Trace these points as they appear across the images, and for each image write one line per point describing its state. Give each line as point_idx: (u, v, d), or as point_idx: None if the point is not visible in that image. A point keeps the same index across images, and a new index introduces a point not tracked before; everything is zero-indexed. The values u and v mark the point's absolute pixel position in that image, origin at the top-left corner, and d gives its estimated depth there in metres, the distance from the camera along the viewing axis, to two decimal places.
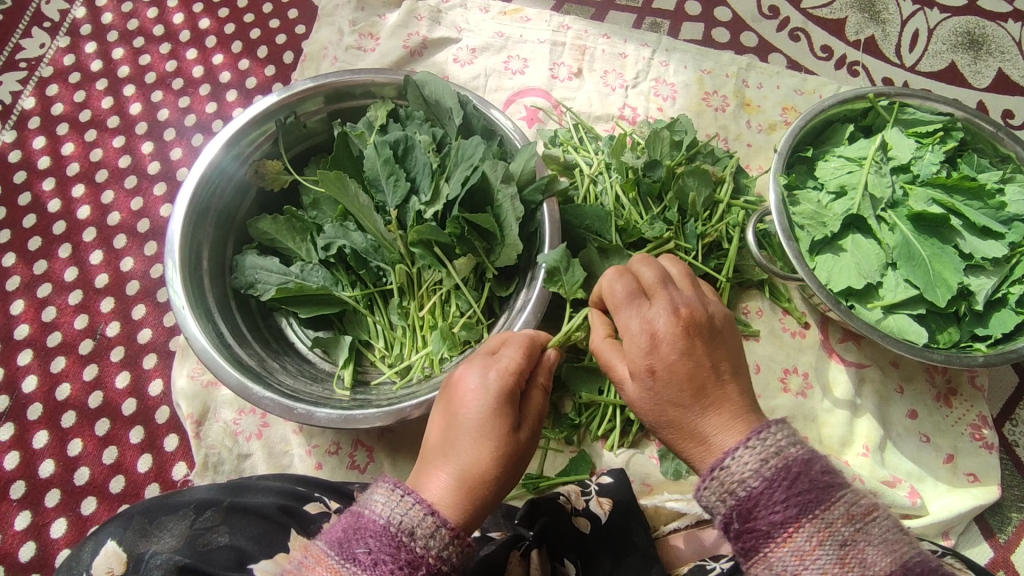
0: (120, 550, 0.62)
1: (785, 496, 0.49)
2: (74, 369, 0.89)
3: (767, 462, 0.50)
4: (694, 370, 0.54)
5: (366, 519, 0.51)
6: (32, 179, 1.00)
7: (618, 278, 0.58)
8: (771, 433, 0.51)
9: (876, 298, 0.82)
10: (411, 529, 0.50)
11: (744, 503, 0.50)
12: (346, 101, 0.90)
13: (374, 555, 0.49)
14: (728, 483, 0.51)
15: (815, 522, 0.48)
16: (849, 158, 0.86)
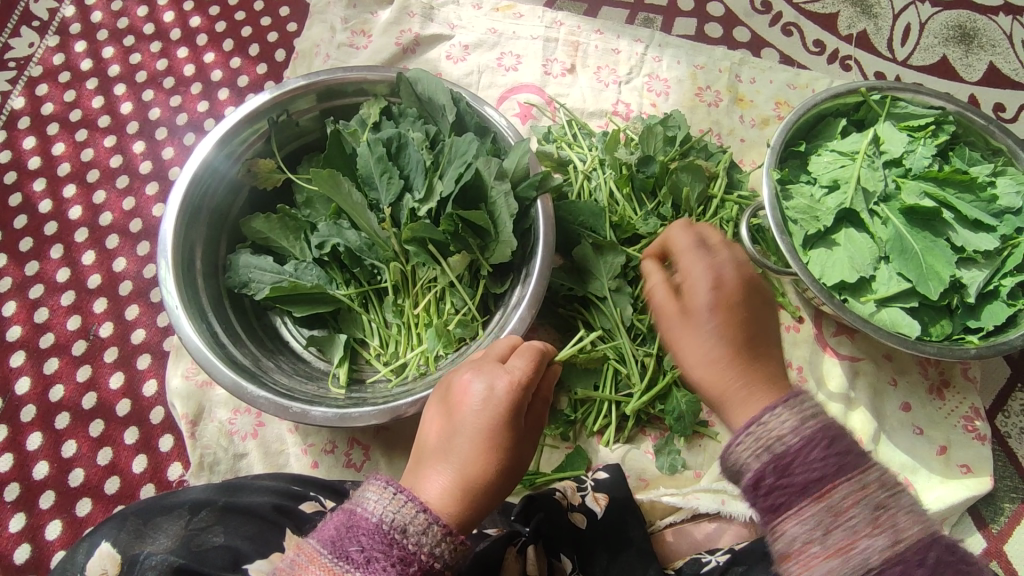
0: (114, 551, 0.61)
1: (824, 454, 0.53)
2: (68, 371, 0.88)
3: (810, 420, 0.55)
4: (723, 352, 0.60)
5: (357, 518, 0.51)
6: (23, 180, 1.00)
7: (657, 284, 0.65)
8: (808, 398, 0.56)
9: (869, 292, 0.82)
10: (401, 526, 0.51)
11: (782, 458, 0.54)
12: (339, 99, 0.89)
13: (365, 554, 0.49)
14: (766, 439, 0.54)
15: (853, 482, 0.52)
16: (841, 153, 0.87)
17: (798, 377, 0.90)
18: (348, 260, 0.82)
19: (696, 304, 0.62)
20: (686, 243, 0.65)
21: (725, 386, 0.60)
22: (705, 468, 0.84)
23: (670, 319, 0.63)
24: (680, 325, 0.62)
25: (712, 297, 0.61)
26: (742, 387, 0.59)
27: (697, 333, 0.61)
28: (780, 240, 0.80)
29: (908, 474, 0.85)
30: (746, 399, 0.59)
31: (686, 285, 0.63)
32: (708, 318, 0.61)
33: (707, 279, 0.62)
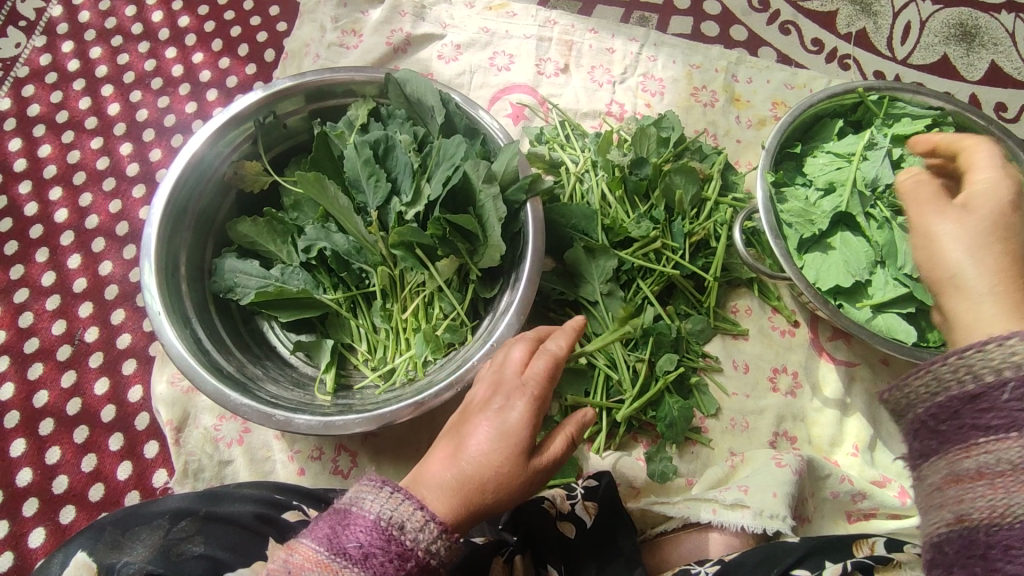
0: (90, 560, 0.62)
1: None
2: (53, 376, 0.87)
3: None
4: (992, 244, 0.54)
5: (353, 516, 0.49)
6: (9, 182, 0.99)
7: (923, 179, 0.59)
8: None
9: (864, 297, 0.81)
10: (403, 521, 0.49)
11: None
12: (327, 100, 0.88)
13: (368, 549, 0.47)
14: (1012, 356, 0.43)
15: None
16: (837, 154, 0.85)
17: (793, 383, 0.88)
18: (337, 264, 0.81)
19: (979, 205, 0.56)
20: (990, 159, 0.59)
21: (976, 288, 0.52)
22: (696, 475, 0.83)
23: (974, 229, 0.54)
24: (978, 237, 0.54)
25: (988, 203, 0.56)
26: (998, 294, 0.51)
27: (957, 251, 0.54)
28: (774, 244, 0.78)
29: (905, 481, 0.84)
30: (982, 307, 0.51)
31: (966, 193, 0.58)
32: (955, 220, 0.55)
33: (1004, 190, 0.57)
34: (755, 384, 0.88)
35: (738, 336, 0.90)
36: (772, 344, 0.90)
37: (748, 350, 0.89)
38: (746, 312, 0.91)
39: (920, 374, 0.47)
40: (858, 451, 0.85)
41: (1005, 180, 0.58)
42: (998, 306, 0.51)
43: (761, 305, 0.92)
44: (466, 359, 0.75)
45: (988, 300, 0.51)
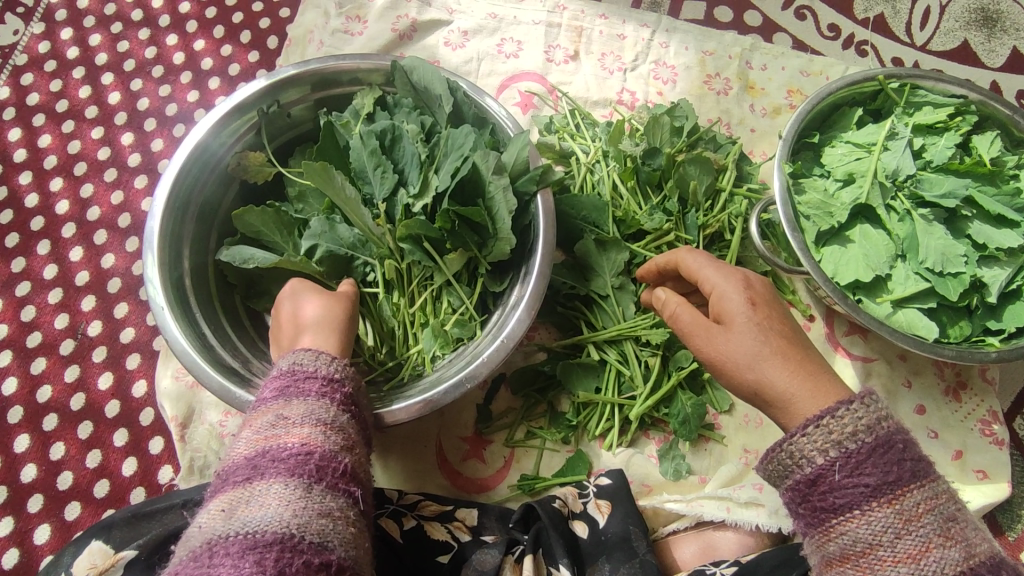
0: (106, 547, 0.63)
1: (898, 457, 0.51)
2: (56, 370, 0.86)
3: (881, 422, 0.52)
4: (774, 347, 0.57)
5: (295, 367, 0.57)
6: (8, 173, 0.97)
7: (682, 308, 0.63)
8: (881, 400, 0.53)
9: (885, 292, 0.78)
10: (324, 376, 0.56)
11: (852, 457, 0.51)
12: (332, 89, 0.86)
13: (316, 410, 0.54)
14: (833, 436, 0.52)
15: (923, 490, 0.50)
16: (856, 144, 0.82)
17: None
18: (337, 259, 0.79)
19: (731, 315, 0.59)
20: (698, 263, 0.64)
21: (790, 393, 0.56)
22: (710, 473, 0.81)
23: (736, 344, 0.58)
24: (744, 353, 0.57)
25: (747, 305, 0.59)
26: (808, 390, 0.55)
27: (747, 363, 0.57)
28: (792, 237, 0.76)
29: None
30: (799, 405, 0.55)
31: (714, 300, 0.61)
32: (745, 328, 0.58)
33: (732, 299, 0.59)
34: None
35: None
36: None
37: None
38: None
39: (786, 451, 0.54)
40: None
41: (728, 277, 0.61)
42: (810, 398, 0.55)
43: None
44: (476, 354, 0.73)
45: (801, 397, 0.55)
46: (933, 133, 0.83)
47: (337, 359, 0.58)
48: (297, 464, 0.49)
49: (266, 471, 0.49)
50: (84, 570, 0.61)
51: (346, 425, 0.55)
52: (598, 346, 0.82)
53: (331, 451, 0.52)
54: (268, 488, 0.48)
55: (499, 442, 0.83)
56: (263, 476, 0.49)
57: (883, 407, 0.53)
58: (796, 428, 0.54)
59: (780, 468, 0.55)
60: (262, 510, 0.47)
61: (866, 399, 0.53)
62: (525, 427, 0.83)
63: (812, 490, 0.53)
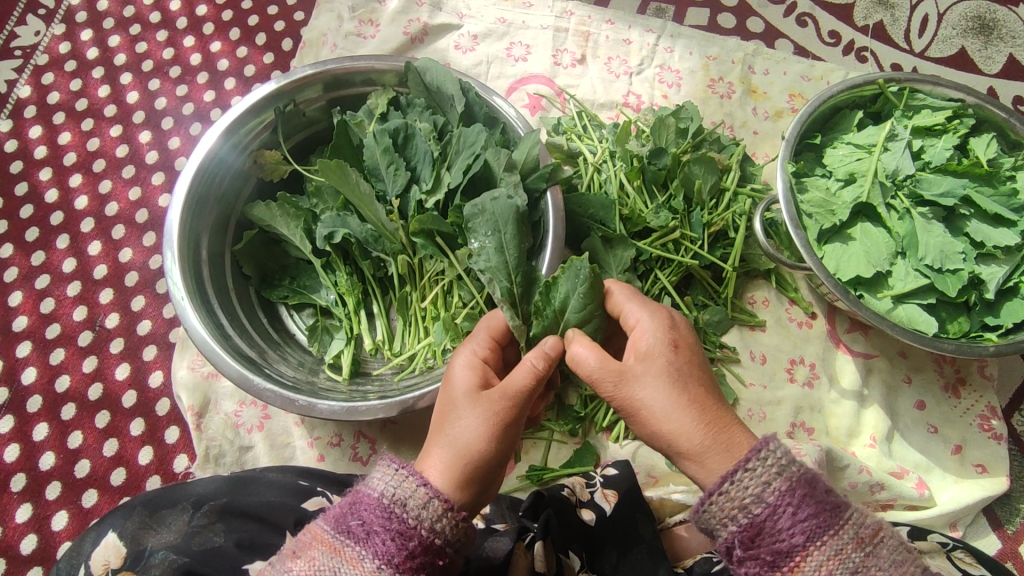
0: (118, 543, 0.63)
1: (792, 522, 0.52)
2: (74, 361, 0.88)
3: (771, 485, 0.52)
4: (682, 399, 0.56)
5: (387, 505, 0.53)
6: (29, 169, 0.99)
7: (590, 350, 0.59)
8: (768, 458, 0.53)
9: (885, 287, 0.80)
10: (412, 541, 0.52)
11: (750, 529, 0.52)
12: (347, 89, 0.88)
13: (417, 510, 0.53)
14: (727, 511, 0.53)
15: (823, 551, 0.51)
16: (858, 145, 0.85)
17: (811, 374, 0.88)
18: (346, 232, 0.78)
19: (651, 356, 0.58)
20: (624, 296, 0.64)
21: (694, 450, 0.56)
22: None
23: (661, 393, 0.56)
24: (647, 403, 0.57)
25: (658, 352, 0.58)
26: (714, 445, 0.55)
27: (654, 412, 0.57)
28: (794, 234, 0.78)
29: (923, 473, 0.84)
30: (704, 462, 0.55)
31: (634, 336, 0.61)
32: (651, 377, 0.57)
33: (647, 341, 0.59)
34: (772, 375, 0.88)
35: (755, 328, 0.90)
36: (789, 335, 0.90)
37: (765, 342, 0.90)
38: (764, 303, 0.92)
39: (695, 526, 0.55)
40: (876, 443, 0.85)
41: (653, 314, 0.61)
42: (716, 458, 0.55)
43: (779, 296, 0.92)
44: None
45: (704, 454, 0.55)
46: (931, 135, 0.85)
47: (445, 519, 0.53)
48: (389, 551, 0.51)
49: (371, 535, 0.51)
50: (99, 567, 0.62)
51: (436, 538, 0.53)
52: None
53: (413, 558, 0.51)
54: (362, 557, 0.51)
55: None
56: (366, 541, 0.51)
57: (772, 465, 0.53)
58: (700, 499, 0.55)
59: (694, 540, 0.56)
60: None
61: (752, 462, 0.53)
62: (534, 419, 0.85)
63: (725, 562, 0.55)
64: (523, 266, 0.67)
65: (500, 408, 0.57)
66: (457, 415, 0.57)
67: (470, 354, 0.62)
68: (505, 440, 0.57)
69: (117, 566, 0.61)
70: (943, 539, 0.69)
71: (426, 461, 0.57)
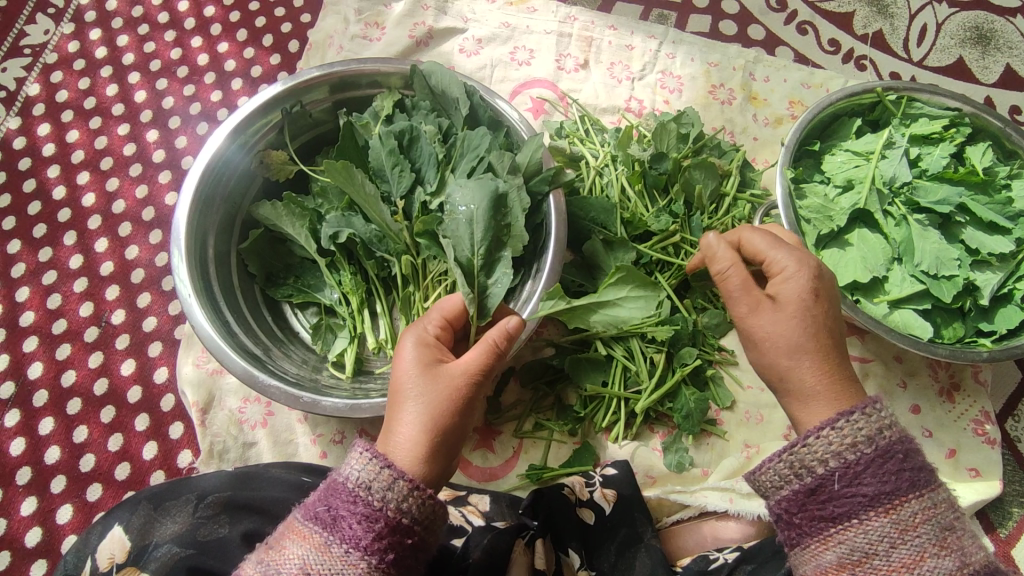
0: (124, 537, 0.64)
1: (897, 468, 0.56)
2: (80, 357, 0.89)
3: (882, 432, 0.57)
4: (802, 342, 0.62)
5: (352, 491, 0.54)
6: (37, 166, 1.00)
7: (734, 273, 0.65)
8: (884, 409, 0.58)
9: (881, 293, 0.82)
10: (379, 523, 0.53)
11: (851, 466, 0.56)
12: (353, 91, 0.89)
13: (382, 492, 0.54)
14: (835, 446, 0.57)
15: (921, 501, 0.55)
16: (856, 152, 0.86)
17: None
18: (351, 231, 0.80)
19: (787, 299, 0.63)
20: (764, 243, 0.66)
21: (811, 390, 0.62)
22: (712, 466, 0.84)
23: (783, 335, 0.63)
24: (772, 343, 0.63)
25: (796, 298, 0.63)
26: (823, 392, 0.62)
27: (770, 349, 0.63)
28: (793, 239, 0.79)
29: None
30: (808, 401, 0.62)
31: (777, 280, 0.65)
32: (772, 317, 0.63)
33: (789, 288, 0.63)
34: None
35: None
36: None
37: None
38: None
39: (793, 456, 0.58)
40: None
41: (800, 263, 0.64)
42: (820, 401, 0.62)
43: None
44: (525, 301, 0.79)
45: (815, 397, 0.62)
46: (927, 143, 0.86)
47: (410, 498, 0.54)
48: (355, 534, 0.52)
49: (338, 521, 0.53)
50: (105, 560, 0.63)
51: (403, 517, 0.54)
52: (605, 341, 0.84)
53: (381, 539, 0.52)
54: (330, 542, 0.52)
55: (508, 433, 0.86)
56: (334, 526, 0.53)
57: (885, 416, 0.58)
58: (801, 436, 0.58)
59: (779, 473, 0.58)
60: (313, 563, 0.52)
61: (869, 408, 0.58)
62: (534, 419, 0.86)
63: (812, 498, 0.57)
64: (489, 239, 0.67)
65: (460, 380, 0.59)
66: (418, 394, 0.58)
67: (419, 334, 0.63)
68: (467, 410, 0.59)
69: (122, 560, 0.62)
70: None
71: (390, 440, 0.57)
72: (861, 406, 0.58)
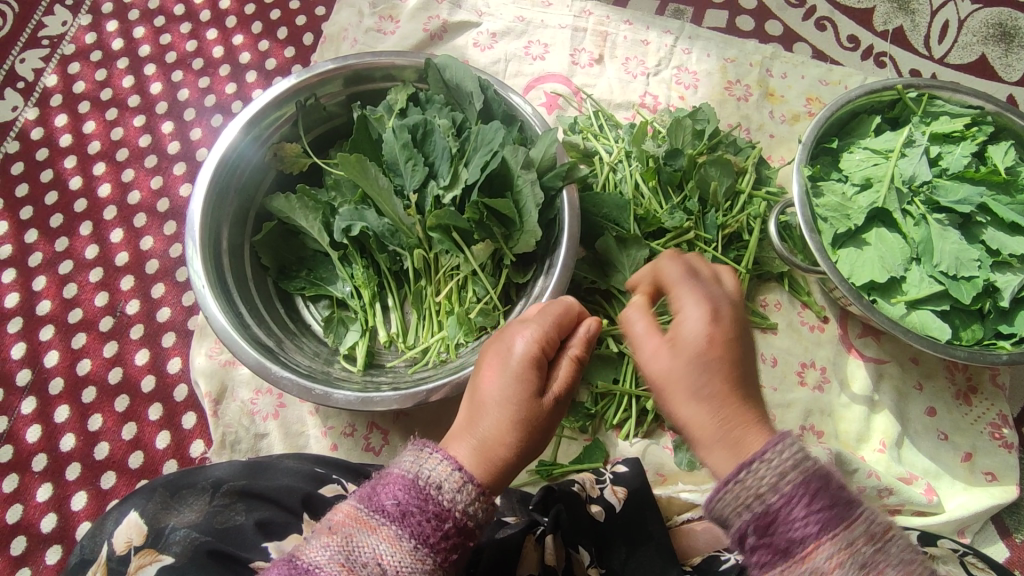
0: (140, 522, 0.64)
1: (810, 512, 0.47)
2: (95, 346, 0.90)
3: (786, 475, 0.48)
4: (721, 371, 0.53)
5: (424, 488, 0.52)
6: (54, 157, 1.01)
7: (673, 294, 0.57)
8: (789, 445, 0.49)
9: (899, 293, 0.81)
10: (453, 525, 0.52)
11: (764, 520, 0.48)
12: (367, 84, 0.89)
13: (452, 493, 0.52)
14: (743, 497, 0.49)
15: (843, 546, 0.47)
16: (874, 150, 0.85)
17: (822, 377, 0.89)
18: (363, 224, 0.80)
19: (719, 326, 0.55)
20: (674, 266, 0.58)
21: (724, 426, 0.53)
22: None
23: (712, 364, 0.53)
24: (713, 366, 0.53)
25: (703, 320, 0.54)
26: (725, 435, 0.52)
27: (700, 378, 0.53)
28: (809, 238, 0.78)
29: (932, 479, 0.84)
30: (723, 443, 0.52)
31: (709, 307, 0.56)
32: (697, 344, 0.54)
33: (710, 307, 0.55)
34: (783, 377, 0.88)
35: (767, 330, 0.90)
36: (801, 338, 0.90)
37: (777, 344, 0.90)
38: (776, 306, 0.92)
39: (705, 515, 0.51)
40: (886, 448, 0.85)
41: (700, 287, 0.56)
42: (700, 418, 0.53)
43: (791, 300, 0.92)
44: None
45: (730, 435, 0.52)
46: (949, 142, 0.84)
47: (479, 500, 0.53)
48: (424, 531, 0.50)
49: (406, 516, 0.51)
50: (122, 544, 0.63)
51: (469, 521, 0.53)
52: (617, 339, 0.84)
53: (447, 539, 0.51)
54: (399, 537, 0.50)
55: None
56: (402, 520, 0.51)
57: (786, 451, 0.49)
58: (712, 488, 0.50)
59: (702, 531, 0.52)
60: (382, 557, 0.49)
61: (767, 450, 0.49)
62: None
63: (770, 532, 0.48)
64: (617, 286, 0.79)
65: (541, 411, 0.57)
66: (492, 416, 0.57)
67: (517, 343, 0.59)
68: (536, 440, 0.58)
69: (140, 543, 0.62)
70: (955, 544, 0.69)
71: (452, 448, 0.57)
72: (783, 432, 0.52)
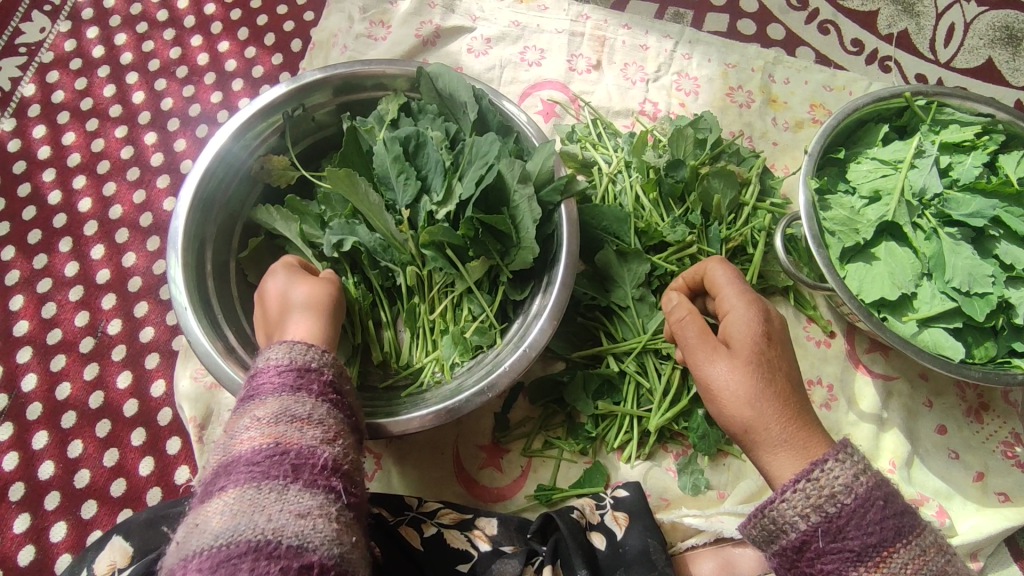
0: (125, 545, 0.63)
1: (880, 517, 0.51)
2: (74, 368, 0.87)
3: (859, 479, 0.52)
4: (760, 387, 0.56)
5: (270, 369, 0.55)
6: (33, 170, 0.97)
7: (692, 319, 0.61)
8: (856, 451, 0.53)
9: (910, 310, 0.78)
10: (298, 368, 0.55)
11: (833, 521, 0.51)
12: (357, 93, 0.85)
13: (292, 356, 0.56)
14: (812, 501, 0.52)
15: (910, 550, 0.51)
16: (883, 161, 0.82)
17: (829, 395, 0.86)
18: (354, 241, 0.77)
19: (740, 342, 0.59)
20: (725, 277, 0.63)
21: (773, 439, 0.56)
22: (729, 487, 0.81)
23: (751, 383, 0.57)
24: (758, 383, 0.57)
25: (748, 341, 0.58)
26: (786, 439, 0.56)
27: (738, 400, 0.57)
28: (817, 253, 0.75)
29: (943, 500, 0.82)
30: (777, 451, 0.56)
31: (726, 321, 0.61)
32: (727, 363, 0.58)
33: (752, 319, 0.59)
34: None
35: None
36: (807, 355, 0.87)
37: None
38: None
39: (767, 519, 0.53)
40: (896, 468, 0.82)
41: (749, 304, 0.60)
42: (774, 419, 0.56)
43: (797, 315, 0.89)
44: (523, 336, 0.74)
45: (784, 447, 0.56)
46: (959, 151, 0.82)
47: (314, 351, 0.57)
48: (285, 381, 0.53)
49: (262, 389, 0.53)
50: (105, 568, 0.61)
51: (314, 368, 0.56)
52: (617, 357, 0.81)
53: (306, 380, 0.54)
54: (269, 398, 0.52)
55: (516, 451, 0.83)
56: (262, 392, 0.53)
57: (860, 459, 0.53)
58: (777, 492, 0.53)
59: (760, 538, 0.55)
60: (263, 414, 0.51)
61: (840, 454, 0.53)
62: (543, 437, 0.83)
63: (830, 537, 0.51)
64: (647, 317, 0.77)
65: (324, 305, 0.67)
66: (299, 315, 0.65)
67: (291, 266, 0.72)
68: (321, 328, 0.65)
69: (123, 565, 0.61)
70: None
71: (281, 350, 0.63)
72: (831, 453, 0.53)
